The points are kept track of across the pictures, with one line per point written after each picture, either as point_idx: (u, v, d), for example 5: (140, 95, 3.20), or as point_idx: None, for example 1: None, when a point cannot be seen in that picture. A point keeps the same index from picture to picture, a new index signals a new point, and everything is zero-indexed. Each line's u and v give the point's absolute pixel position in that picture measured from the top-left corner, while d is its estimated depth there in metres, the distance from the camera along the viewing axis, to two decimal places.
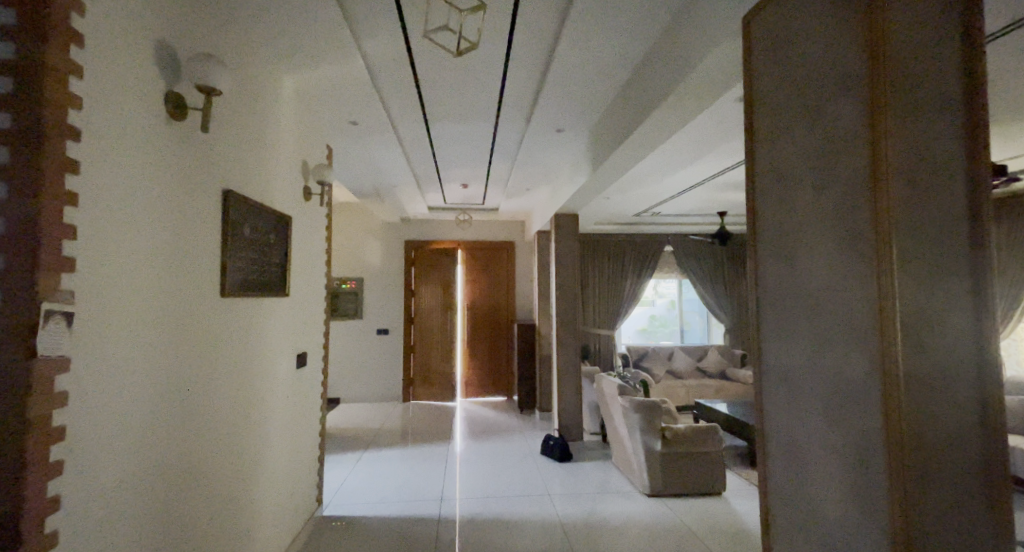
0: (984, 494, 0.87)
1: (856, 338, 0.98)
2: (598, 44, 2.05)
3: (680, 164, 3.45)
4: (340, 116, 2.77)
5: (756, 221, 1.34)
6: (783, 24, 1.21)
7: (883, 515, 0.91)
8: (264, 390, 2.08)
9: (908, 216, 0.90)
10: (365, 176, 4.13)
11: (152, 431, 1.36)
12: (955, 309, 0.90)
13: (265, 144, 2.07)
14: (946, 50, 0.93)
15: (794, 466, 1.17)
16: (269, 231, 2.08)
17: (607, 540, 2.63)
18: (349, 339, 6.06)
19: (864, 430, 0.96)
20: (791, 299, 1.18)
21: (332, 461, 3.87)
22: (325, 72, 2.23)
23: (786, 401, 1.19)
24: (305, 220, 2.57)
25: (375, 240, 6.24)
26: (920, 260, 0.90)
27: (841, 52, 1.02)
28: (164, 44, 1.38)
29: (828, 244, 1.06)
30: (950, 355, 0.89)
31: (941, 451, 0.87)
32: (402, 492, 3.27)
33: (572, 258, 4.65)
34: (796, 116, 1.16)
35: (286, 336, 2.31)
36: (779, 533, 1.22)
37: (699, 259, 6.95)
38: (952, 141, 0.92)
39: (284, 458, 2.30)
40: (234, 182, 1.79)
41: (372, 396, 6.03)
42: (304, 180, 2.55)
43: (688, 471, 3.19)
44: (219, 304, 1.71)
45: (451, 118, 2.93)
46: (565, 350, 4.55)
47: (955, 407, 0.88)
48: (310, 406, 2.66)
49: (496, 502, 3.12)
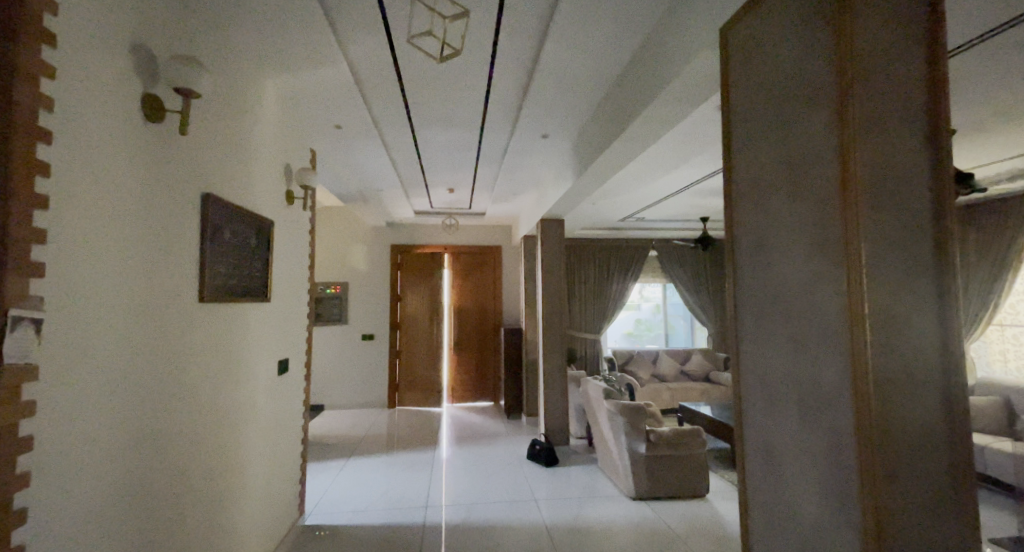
0: (951, 491, 0.90)
1: (829, 341, 1.00)
2: (582, 50, 2.08)
3: (664, 170, 3.51)
4: (324, 120, 2.75)
5: (733, 226, 1.37)
6: (757, 36, 1.25)
7: (856, 513, 0.93)
8: (244, 396, 2.04)
9: (875, 221, 0.93)
10: (350, 180, 4.10)
11: (127, 438, 1.32)
12: (922, 310, 0.93)
13: (246, 146, 2.04)
14: (912, 61, 0.97)
15: (771, 468, 1.19)
16: (250, 236, 2.05)
17: (593, 544, 2.63)
18: (333, 344, 5.98)
19: (836, 431, 0.98)
20: (767, 302, 1.21)
21: (315, 469, 3.81)
22: (309, 76, 2.22)
23: (764, 402, 1.22)
24: (288, 224, 2.54)
25: (360, 244, 6.18)
26: (887, 264, 0.93)
27: (812, 64, 1.05)
28: (141, 45, 1.36)
29: (801, 249, 1.09)
30: (917, 355, 0.92)
31: (909, 450, 0.90)
32: (387, 500, 3.24)
33: (558, 262, 4.67)
34: (771, 126, 1.20)
35: (267, 341, 2.27)
36: (757, 536, 1.24)
37: (683, 264, 7.05)
38: (917, 150, 0.96)
39: (264, 465, 2.26)
40: (213, 184, 1.76)
41: (357, 402, 5.96)
42: (287, 183, 2.53)
43: (674, 473, 3.22)
44: (197, 309, 1.67)
45: (436, 123, 2.94)
46: (551, 354, 4.56)
47: (922, 407, 0.91)
48: (292, 414, 2.62)
49: (482, 508, 3.11)
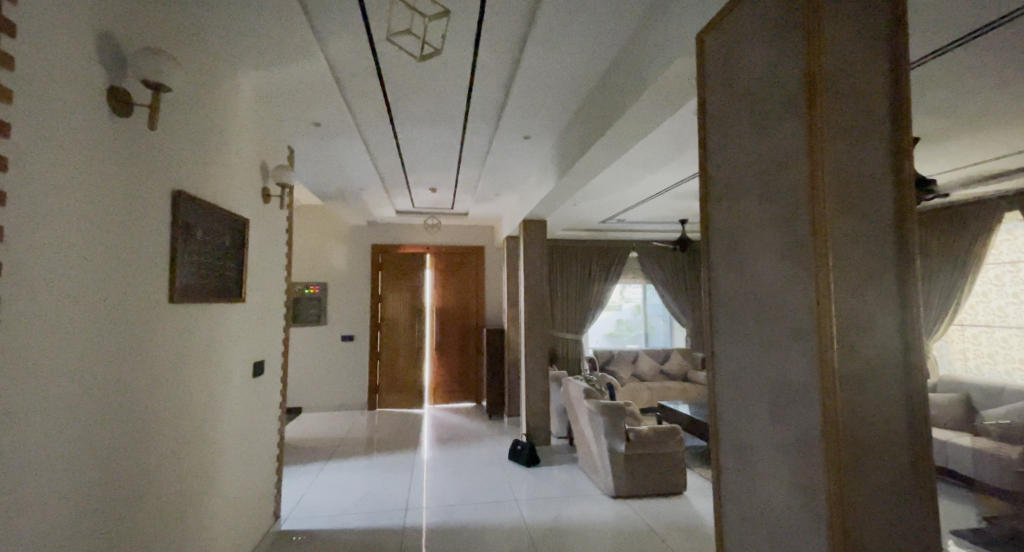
0: (912, 483, 0.94)
1: (798, 341, 1.03)
2: (563, 51, 2.09)
3: (644, 172, 3.57)
4: (302, 117, 2.70)
5: (709, 228, 1.40)
6: (732, 42, 1.28)
7: (823, 507, 0.96)
8: (216, 399, 1.99)
9: (841, 224, 0.97)
10: (329, 178, 4.04)
11: (94, 440, 1.28)
12: (886, 310, 0.97)
13: (220, 142, 1.99)
14: (877, 72, 1.01)
15: (744, 464, 1.21)
16: (224, 234, 2.00)
17: (572, 543, 2.66)
18: (311, 346, 5.87)
19: (804, 429, 1.01)
20: (741, 303, 1.24)
21: (291, 473, 3.73)
22: (288, 72, 2.18)
23: (737, 400, 1.24)
24: (264, 223, 2.49)
25: (339, 244, 6.08)
26: (852, 267, 0.97)
27: (784, 71, 1.08)
28: (108, 37, 1.31)
29: (773, 250, 1.12)
30: (881, 355, 0.96)
31: (871, 445, 0.93)
32: (366, 503, 3.19)
33: (540, 263, 4.69)
34: (745, 131, 1.23)
35: (241, 343, 2.22)
36: (732, 533, 1.26)
37: (663, 265, 7.17)
38: (881, 155, 1.00)
39: (238, 470, 2.21)
40: (185, 181, 1.72)
41: (336, 404, 5.86)
42: (263, 181, 2.47)
43: (652, 471, 3.27)
44: (166, 309, 1.62)
45: (418, 123, 2.92)
46: (533, 354, 4.58)
47: (885, 404, 0.95)
48: (267, 417, 2.56)
49: (463, 509, 3.10)
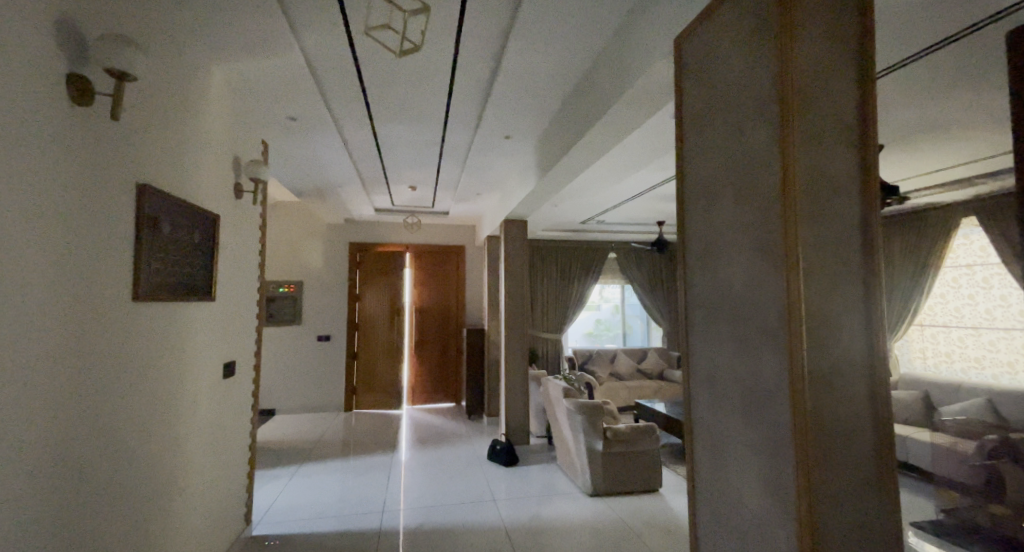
0: (874, 478, 0.98)
1: (770, 340, 1.06)
2: (544, 51, 2.09)
3: (623, 174, 3.61)
4: (277, 111, 2.63)
5: (685, 229, 1.42)
6: (709, 47, 1.30)
7: (792, 503, 0.98)
8: (185, 400, 1.92)
9: (809, 228, 1.00)
10: (306, 175, 3.95)
11: (56, 441, 1.23)
12: (851, 311, 1.00)
13: (189, 135, 1.92)
14: (845, 81, 1.04)
15: (718, 462, 1.24)
16: (194, 229, 1.93)
17: (550, 541, 2.67)
18: (286, 346, 5.73)
19: (775, 426, 1.04)
20: (716, 303, 1.26)
21: (263, 477, 3.63)
22: (262, 64, 2.12)
23: (711, 398, 1.27)
24: (236, 219, 2.42)
25: (316, 242, 5.95)
26: (820, 269, 1.00)
27: (758, 77, 1.10)
28: (67, 22, 1.25)
29: (745, 252, 1.15)
30: (847, 355, 0.99)
31: (837, 441, 0.96)
32: (341, 506, 3.13)
33: (520, 262, 4.69)
34: (721, 135, 1.25)
35: (211, 343, 2.14)
36: (705, 529, 1.28)
37: (640, 266, 7.28)
38: (848, 163, 1.03)
39: (208, 474, 2.14)
40: (151, 175, 1.65)
41: (311, 405, 5.74)
42: (235, 176, 2.40)
43: (629, 468, 3.31)
44: (130, 308, 1.54)
45: (397, 119, 2.88)
46: (512, 354, 4.58)
47: (850, 401, 0.98)
48: (239, 420, 2.48)
49: (441, 510, 3.08)
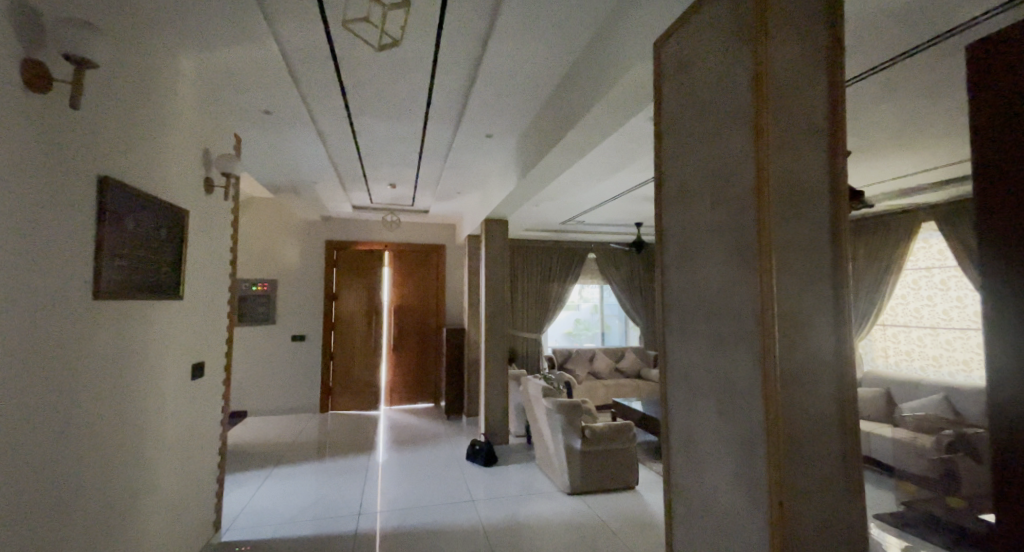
0: (841, 472, 1.01)
1: (744, 340, 1.08)
2: (526, 50, 2.09)
3: (602, 175, 3.64)
4: (251, 104, 2.55)
5: (663, 230, 1.44)
6: (688, 50, 1.32)
7: (764, 497, 1.00)
8: (150, 402, 1.84)
9: (783, 231, 1.02)
10: (280, 170, 3.84)
11: (9, 445, 1.16)
12: (821, 312, 1.03)
13: (156, 126, 1.85)
14: (817, 88, 1.07)
15: (692, 458, 1.26)
16: (161, 225, 1.86)
17: (528, 541, 2.67)
18: (259, 346, 5.56)
19: (749, 424, 1.06)
20: (692, 304, 1.28)
21: (233, 481, 3.51)
22: (236, 55, 2.06)
23: (687, 395, 1.29)
24: (206, 214, 2.33)
25: (290, 239, 5.80)
26: (792, 271, 1.02)
27: (734, 83, 1.12)
28: (20, 4, 1.18)
29: (721, 254, 1.17)
30: (817, 355, 1.02)
31: (807, 438, 0.99)
32: (316, 510, 3.07)
33: (501, 262, 4.68)
34: (698, 139, 1.27)
35: (178, 343, 2.07)
36: (680, 525, 1.30)
37: (619, 266, 7.37)
38: (818, 163, 1.06)
39: (174, 479, 2.06)
40: (113, 168, 1.57)
41: (285, 407, 5.60)
42: (205, 170, 2.32)
43: (606, 466, 3.35)
44: (90, 307, 1.47)
45: (376, 115, 2.83)
46: (492, 353, 4.57)
47: (820, 400, 1.01)
48: (208, 422, 2.40)
49: (419, 512, 3.05)
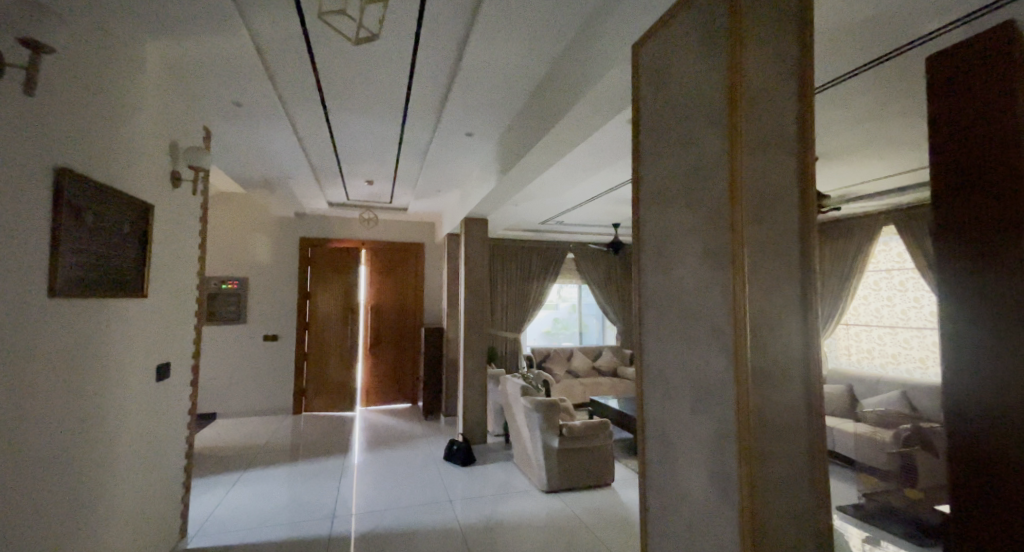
0: (810, 468, 1.04)
1: (717, 339, 1.10)
2: (505, 49, 2.09)
3: (581, 175, 3.68)
4: (222, 96, 2.47)
5: (641, 231, 1.45)
6: (665, 53, 1.34)
7: (736, 495, 1.03)
8: (112, 404, 1.76)
9: (754, 233, 1.05)
10: (253, 164, 3.73)
11: None
12: (790, 311, 1.06)
13: (119, 116, 1.77)
14: (788, 94, 1.10)
15: (667, 458, 1.28)
16: (125, 219, 1.78)
17: (506, 540, 2.67)
18: (229, 346, 5.39)
19: (721, 420, 1.08)
20: (668, 303, 1.30)
21: (200, 486, 3.39)
22: (205, 44, 1.99)
23: (663, 395, 1.31)
24: (173, 209, 2.25)
25: (263, 236, 5.64)
26: (764, 272, 1.05)
27: (709, 87, 1.15)
28: None
29: (696, 255, 1.19)
30: (786, 353, 1.05)
31: (775, 434, 1.02)
32: (289, 514, 2.99)
33: (480, 261, 4.67)
34: (675, 142, 1.29)
35: (142, 343, 1.98)
36: (655, 520, 1.32)
37: (597, 266, 7.45)
38: (789, 168, 1.09)
39: (138, 483, 1.98)
40: (72, 158, 1.49)
41: (257, 408, 5.46)
42: (172, 163, 2.23)
43: (583, 464, 3.38)
44: (45, 306, 1.39)
45: (354, 111, 2.79)
46: (470, 352, 4.55)
47: (788, 397, 1.04)
48: (174, 425, 2.31)
49: (395, 513, 3.01)
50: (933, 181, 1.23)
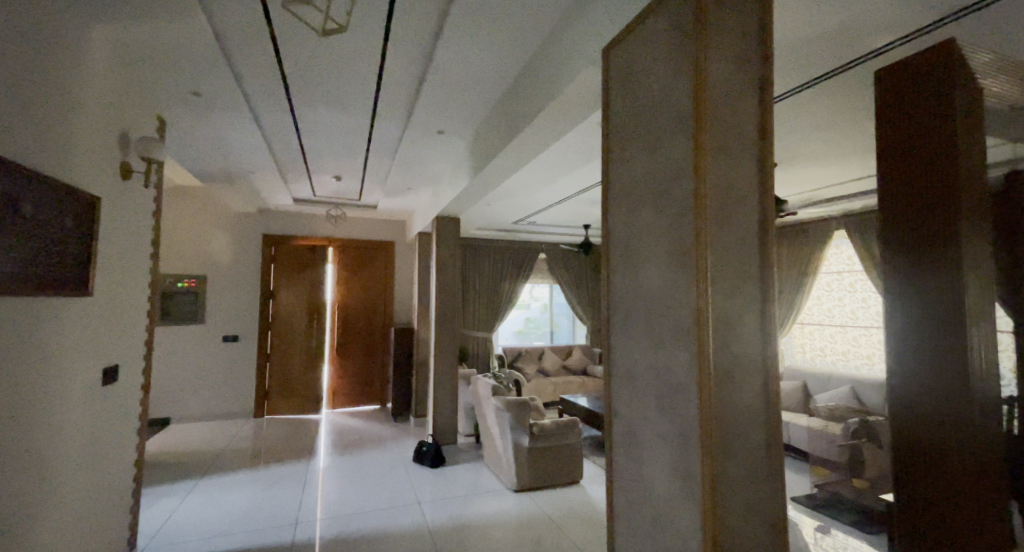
0: (766, 461, 1.08)
1: (682, 339, 1.13)
2: (478, 48, 2.08)
3: (552, 176, 3.72)
4: (178, 84, 2.35)
5: (609, 231, 1.47)
6: (633, 58, 1.36)
7: (697, 489, 1.06)
8: (53, 410, 1.65)
9: (717, 236, 1.08)
10: (212, 157, 3.56)
11: None
12: (749, 311, 1.10)
13: (64, 103, 1.66)
14: (749, 102, 1.14)
15: (634, 456, 1.30)
16: (68, 212, 1.66)
17: (474, 540, 2.66)
18: (185, 347, 5.14)
19: (684, 417, 1.11)
20: (635, 303, 1.33)
21: (152, 495, 3.21)
22: (159, 30, 1.88)
23: (630, 393, 1.33)
24: (123, 203, 2.12)
25: (223, 232, 5.40)
26: (725, 273, 1.08)
27: (675, 93, 1.18)
28: None
29: (661, 256, 1.22)
30: (745, 352, 1.09)
31: (735, 430, 1.06)
32: (248, 522, 2.87)
33: (451, 260, 4.63)
34: (643, 145, 1.31)
35: (87, 344, 1.86)
36: (621, 516, 1.35)
37: (567, 266, 7.53)
38: (749, 172, 1.13)
39: (83, 495, 1.85)
40: (9, 146, 1.38)
41: (216, 413, 5.23)
42: (122, 154, 2.10)
43: (552, 462, 3.40)
44: None
45: (321, 105, 2.71)
46: (441, 353, 4.50)
47: (748, 393, 1.08)
48: (122, 433, 2.18)
49: (362, 517, 2.95)
50: (877, 196, 1.20)
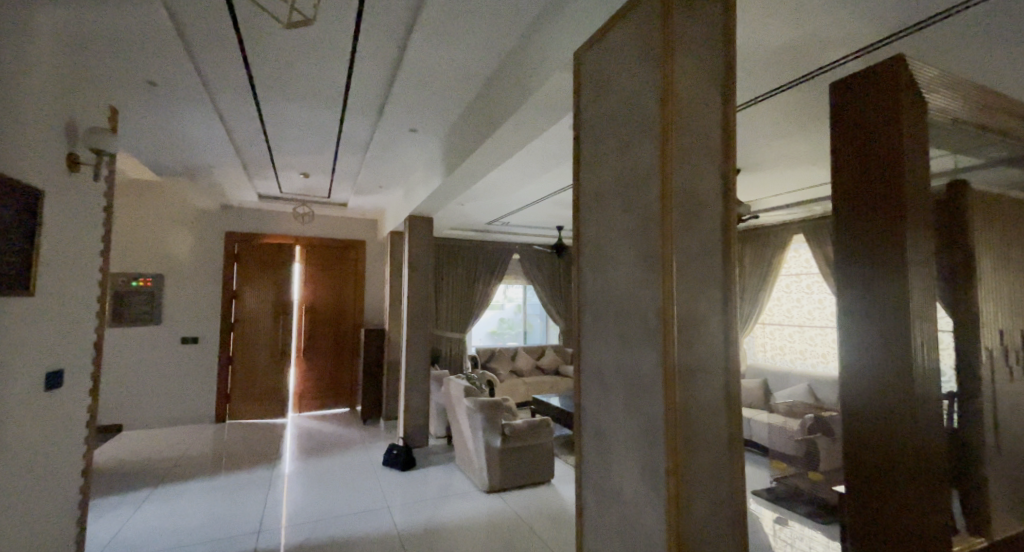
0: (728, 460, 1.11)
1: (649, 340, 1.15)
2: (451, 46, 2.07)
3: (525, 177, 3.73)
4: (133, 73, 2.23)
5: (580, 234, 1.49)
6: (604, 63, 1.38)
7: (663, 486, 1.08)
8: None
9: (681, 239, 1.11)
10: (171, 150, 3.40)
11: None
12: (714, 312, 1.13)
13: (2, 87, 1.55)
14: (715, 109, 1.17)
15: (602, 454, 1.32)
16: (6, 205, 1.54)
17: (445, 543, 2.64)
18: (139, 349, 4.88)
19: (650, 415, 1.14)
20: (604, 305, 1.35)
21: (101, 507, 3.03)
22: (111, 15, 1.78)
23: (599, 394, 1.34)
24: (69, 196, 1.99)
25: (182, 228, 5.15)
26: (689, 276, 1.11)
27: (644, 99, 1.20)
28: None
29: (630, 258, 1.24)
30: (709, 353, 1.12)
31: (698, 427, 1.09)
32: (206, 531, 2.75)
33: (423, 260, 4.58)
34: (613, 149, 1.33)
35: (28, 347, 1.74)
36: (590, 513, 1.36)
37: (540, 267, 7.58)
38: (714, 178, 1.16)
39: (26, 510, 1.74)
40: None
41: (173, 418, 5.00)
42: (70, 145, 1.98)
43: (523, 462, 3.42)
44: None
45: (289, 99, 2.64)
46: (412, 354, 4.44)
47: (711, 393, 1.11)
48: (69, 442, 2.06)
49: (329, 523, 2.88)
50: (830, 201, 1.26)
